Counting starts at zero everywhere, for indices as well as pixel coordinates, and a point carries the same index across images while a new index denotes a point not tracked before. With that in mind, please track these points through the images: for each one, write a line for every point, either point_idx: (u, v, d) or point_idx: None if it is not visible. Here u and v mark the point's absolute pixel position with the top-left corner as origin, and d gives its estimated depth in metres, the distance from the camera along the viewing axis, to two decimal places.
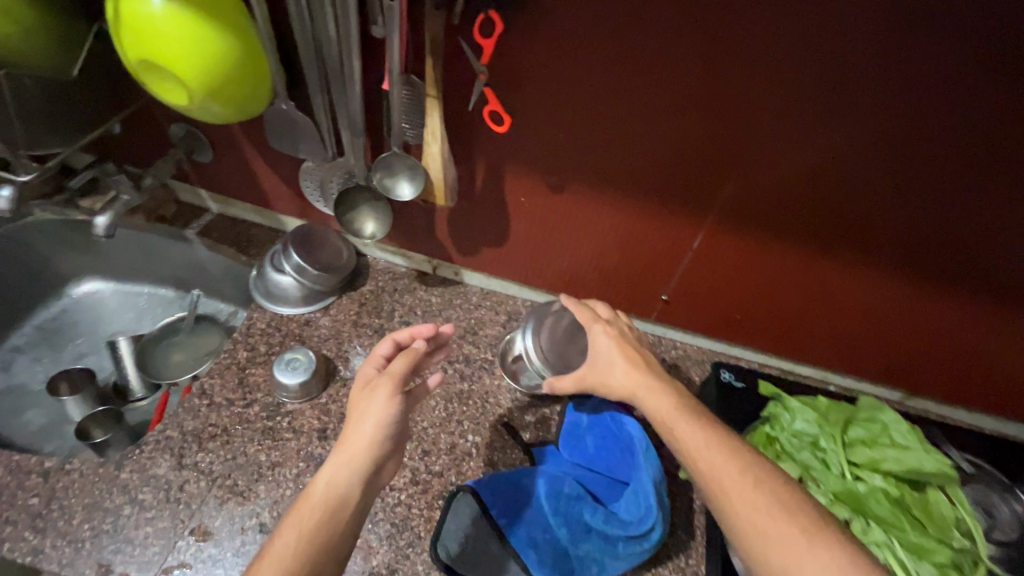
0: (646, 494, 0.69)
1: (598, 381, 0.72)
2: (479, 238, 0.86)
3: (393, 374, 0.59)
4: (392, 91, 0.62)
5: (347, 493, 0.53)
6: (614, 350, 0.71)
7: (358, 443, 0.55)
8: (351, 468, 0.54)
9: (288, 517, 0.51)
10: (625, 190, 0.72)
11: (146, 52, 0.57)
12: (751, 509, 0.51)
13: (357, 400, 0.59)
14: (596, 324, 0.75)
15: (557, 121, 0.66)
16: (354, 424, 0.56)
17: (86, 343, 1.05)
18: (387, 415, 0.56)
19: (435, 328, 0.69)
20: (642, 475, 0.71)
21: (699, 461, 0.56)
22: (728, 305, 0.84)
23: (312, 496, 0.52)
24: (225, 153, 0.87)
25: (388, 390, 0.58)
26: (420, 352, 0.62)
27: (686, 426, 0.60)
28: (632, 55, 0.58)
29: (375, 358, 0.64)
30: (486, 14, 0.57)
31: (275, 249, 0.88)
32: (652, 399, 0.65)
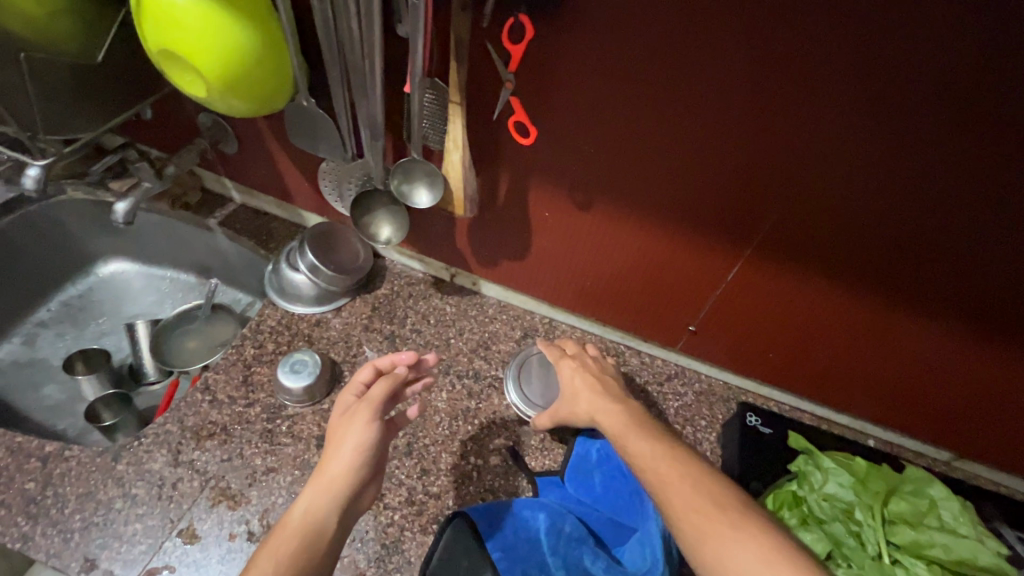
0: (653, 545, 0.64)
1: (568, 412, 0.71)
2: (500, 250, 0.82)
3: (371, 400, 0.59)
4: (413, 94, 0.58)
5: (326, 520, 0.51)
6: (575, 381, 0.72)
7: (337, 470, 0.54)
8: (332, 493, 0.52)
9: (267, 541, 0.49)
10: (655, 213, 0.67)
11: (168, 42, 0.55)
12: (686, 508, 0.50)
13: (337, 426, 0.58)
14: (562, 359, 0.76)
15: (587, 136, 0.61)
16: (334, 449, 0.55)
17: (107, 322, 1.06)
18: (364, 440, 0.56)
19: (417, 357, 0.68)
20: (651, 524, 0.66)
21: (644, 469, 0.56)
22: (762, 343, 0.78)
23: (288, 525, 0.50)
24: (249, 145, 0.85)
25: (366, 416, 0.57)
26: (399, 376, 0.62)
27: (636, 437, 0.60)
28: (670, 73, 0.53)
29: (354, 385, 0.63)
30: (517, 18, 0.53)
31: (293, 246, 0.86)
32: (606, 417, 0.65)
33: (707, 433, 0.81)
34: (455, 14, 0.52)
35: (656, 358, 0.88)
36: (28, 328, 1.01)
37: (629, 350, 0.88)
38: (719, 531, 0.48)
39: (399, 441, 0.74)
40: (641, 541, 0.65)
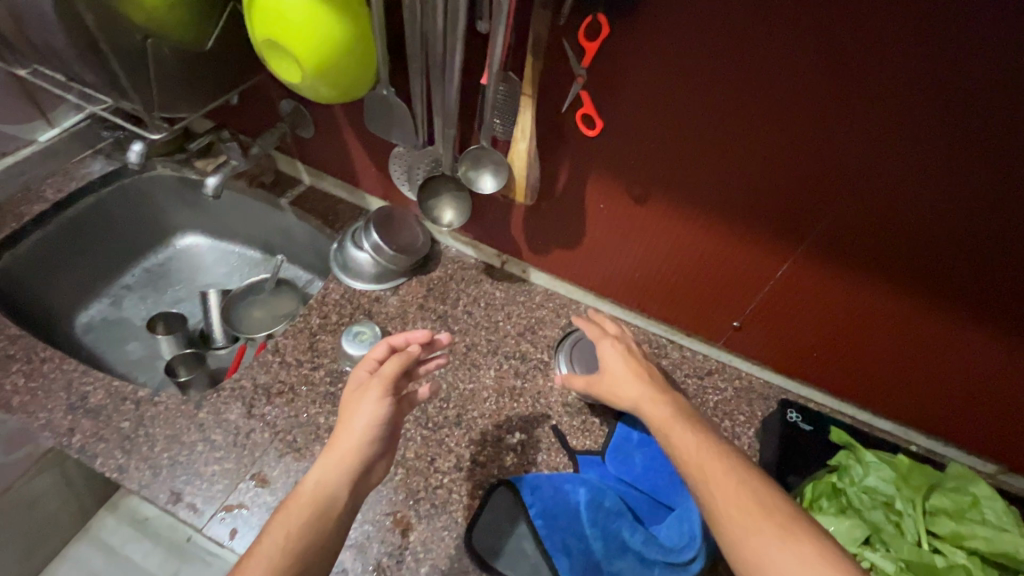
0: (691, 523, 0.67)
1: (605, 391, 0.72)
2: (553, 238, 0.86)
3: (384, 376, 0.62)
4: (489, 86, 0.62)
5: (334, 494, 0.55)
6: (620, 364, 0.73)
7: (347, 445, 0.57)
8: (339, 469, 0.56)
9: (282, 508, 0.55)
10: (708, 208, 0.69)
11: (271, 31, 0.62)
12: (730, 502, 0.53)
13: (349, 401, 0.61)
14: (604, 338, 0.77)
15: (648, 130, 0.64)
16: (345, 425, 0.59)
17: (183, 289, 1.15)
18: (374, 415, 0.59)
19: (431, 335, 0.69)
20: (689, 504, 0.69)
21: (689, 462, 0.58)
22: (808, 343, 0.79)
23: (301, 496, 0.55)
24: (325, 130, 0.92)
25: (377, 392, 0.60)
26: (412, 356, 0.64)
27: (682, 432, 0.62)
28: (735, 72, 0.56)
29: (369, 360, 0.66)
30: (594, 17, 0.57)
31: (357, 226, 0.93)
32: (653, 406, 0.67)
33: (745, 427, 0.83)
34: (535, 12, 0.56)
35: (697, 353, 0.90)
36: (114, 290, 1.10)
37: (671, 343, 0.91)
38: (762, 529, 0.50)
39: (449, 413, 0.79)
40: (680, 517, 0.68)
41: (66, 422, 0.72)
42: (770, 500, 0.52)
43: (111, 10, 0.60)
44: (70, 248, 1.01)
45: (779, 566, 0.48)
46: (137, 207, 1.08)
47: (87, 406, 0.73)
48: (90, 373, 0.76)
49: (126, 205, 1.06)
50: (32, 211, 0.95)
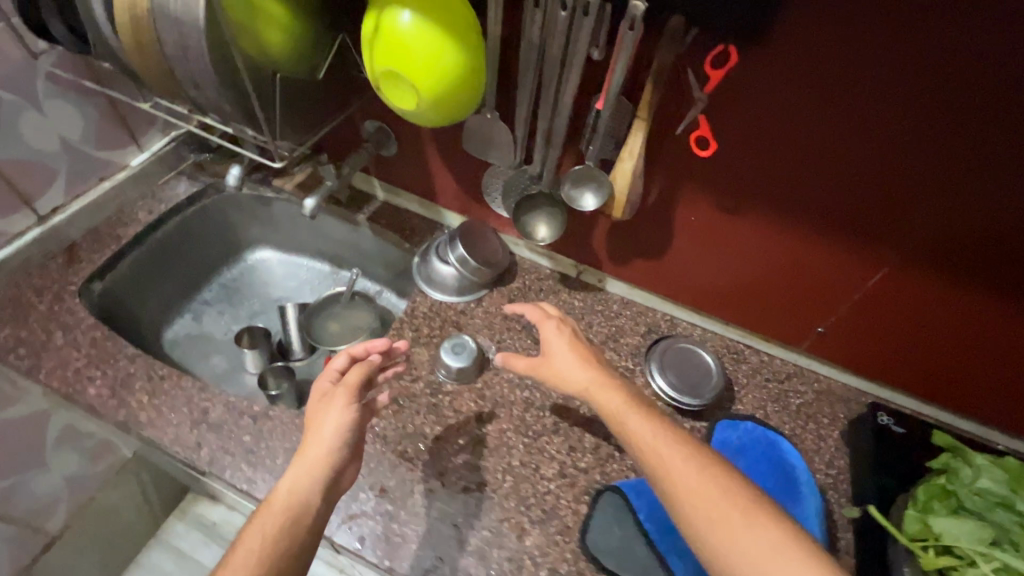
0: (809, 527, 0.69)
1: (548, 376, 0.71)
2: (636, 249, 0.88)
3: (348, 385, 0.67)
4: (604, 110, 0.64)
5: (306, 500, 0.59)
6: (566, 349, 0.72)
7: (317, 452, 0.62)
8: (310, 476, 0.60)
9: (257, 515, 0.57)
10: (803, 219, 0.72)
11: (392, 63, 0.65)
12: (689, 488, 0.55)
13: (316, 411, 0.66)
14: (546, 321, 0.77)
15: (749, 145, 0.67)
16: (314, 434, 0.63)
17: (258, 303, 1.18)
18: (342, 421, 0.64)
19: (389, 344, 0.76)
20: (805, 509, 0.71)
21: (646, 452, 0.59)
22: (892, 348, 0.81)
23: (276, 502, 0.58)
24: (409, 149, 0.94)
25: (344, 400, 0.66)
26: (374, 363, 0.70)
27: (635, 417, 0.63)
28: (842, 90, 0.59)
29: (330, 371, 0.71)
30: (725, 47, 0.59)
31: (441, 241, 0.97)
32: (602, 393, 0.66)
33: (830, 430, 0.85)
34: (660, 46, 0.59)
35: (775, 357, 0.92)
36: (195, 306, 1.13)
37: (748, 348, 0.93)
38: (727, 515, 0.53)
39: (546, 420, 0.82)
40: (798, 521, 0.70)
41: (192, 437, 0.76)
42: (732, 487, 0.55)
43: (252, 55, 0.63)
44: (159, 268, 1.04)
45: (743, 546, 0.51)
46: (217, 225, 1.12)
47: (209, 421, 0.77)
48: (207, 389, 0.80)
49: (206, 223, 1.10)
50: (128, 232, 0.99)
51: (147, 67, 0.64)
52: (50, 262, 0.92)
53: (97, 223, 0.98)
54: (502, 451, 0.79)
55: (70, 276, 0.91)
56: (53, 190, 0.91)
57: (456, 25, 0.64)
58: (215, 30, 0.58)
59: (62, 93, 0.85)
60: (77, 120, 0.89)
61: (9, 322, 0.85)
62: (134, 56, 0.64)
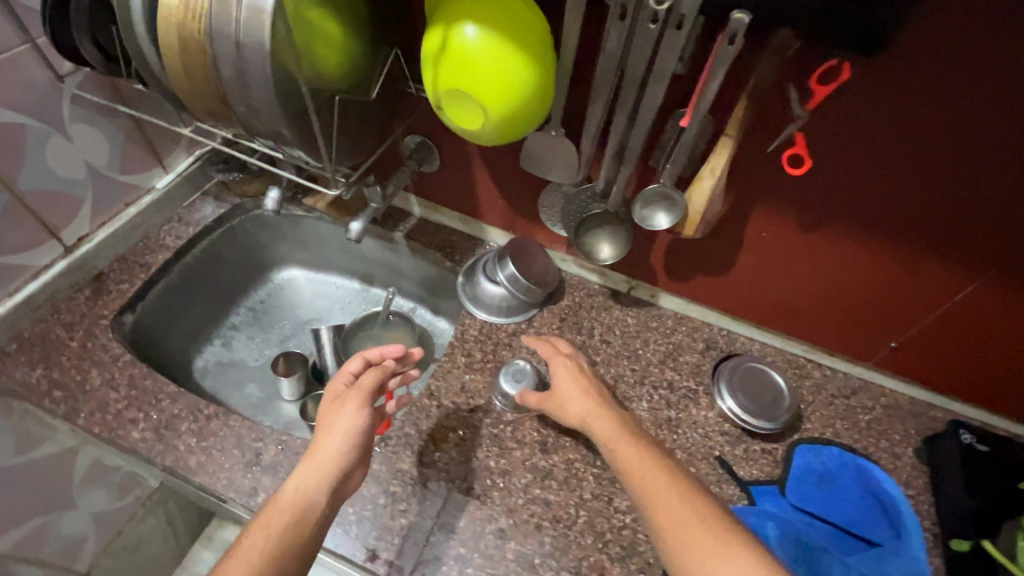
0: (918, 560, 0.68)
1: (552, 408, 0.72)
2: (696, 264, 0.85)
3: (363, 388, 0.68)
4: (688, 128, 0.60)
5: (311, 500, 0.59)
6: (569, 382, 0.72)
7: (326, 453, 0.62)
8: (317, 476, 0.61)
9: (259, 519, 0.58)
10: (889, 233, 0.68)
11: (459, 80, 0.60)
12: (672, 514, 0.54)
13: (328, 412, 0.66)
14: (558, 359, 0.75)
15: (839, 160, 0.63)
16: (325, 436, 0.64)
17: (290, 325, 1.11)
18: (353, 426, 0.64)
19: (404, 349, 0.76)
20: (910, 541, 0.70)
21: (631, 477, 0.58)
22: (971, 362, 0.78)
23: (281, 501, 0.59)
24: (454, 165, 0.90)
25: (357, 403, 0.66)
26: (387, 369, 0.71)
27: (626, 445, 0.62)
28: (961, 103, 0.54)
29: (344, 374, 0.71)
30: (836, 62, 0.55)
31: (489, 259, 0.93)
32: (598, 422, 0.66)
33: (903, 447, 0.81)
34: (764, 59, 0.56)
35: (839, 371, 0.88)
36: (223, 331, 1.07)
37: (811, 363, 0.89)
38: (703, 544, 0.51)
39: None
40: (901, 553, 0.69)
41: (247, 481, 0.72)
42: (707, 513, 0.53)
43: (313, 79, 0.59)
44: (188, 293, 0.99)
45: None
46: (245, 247, 1.06)
47: (263, 463, 0.73)
48: (258, 429, 0.76)
49: (234, 246, 1.04)
50: (157, 259, 0.94)
51: (196, 93, 0.60)
52: (78, 295, 0.87)
53: (124, 250, 0.93)
54: (571, 483, 0.75)
55: (99, 309, 0.86)
56: (78, 219, 0.85)
57: (525, 38, 0.59)
58: (280, 49, 0.53)
59: (89, 117, 0.80)
60: (103, 145, 0.84)
61: (41, 361, 0.80)
62: (182, 82, 0.59)
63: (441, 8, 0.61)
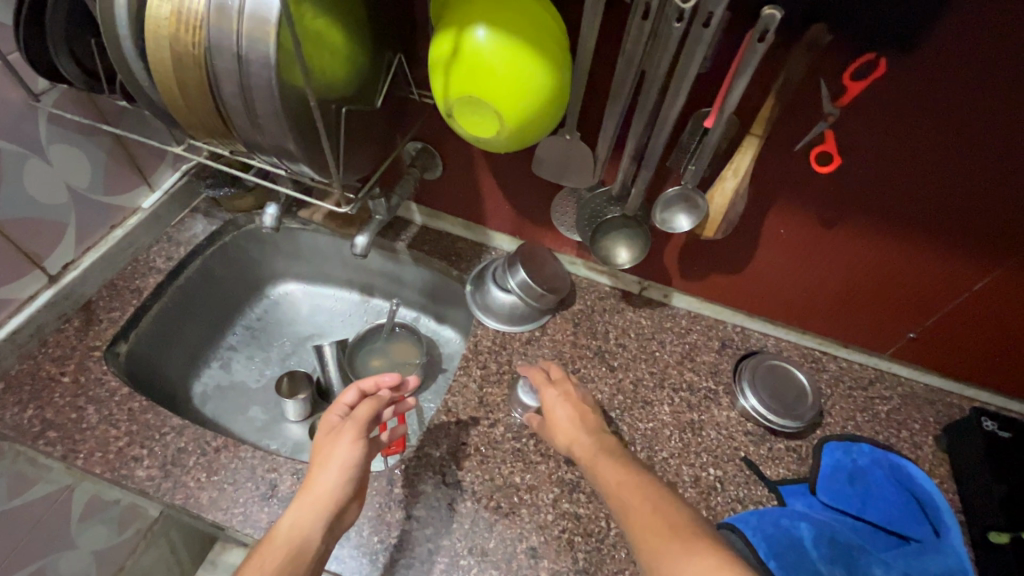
0: (958, 556, 0.68)
1: (546, 436, 0.72)
2: (711, 263, 0.84)
3: (358, 419, 0.66)
4: (713, 130, 0.59)
5: (308, 535, 0.57)
6: (557, 408, 0.71)
7: (321, 488, 0.60)
8: (313, 512, 0.58)
9: (250, 564, 0.54)
10: (910, 227, 0.67)
11: (471, 88, 0.57)
12: (643, 527, 0.53)
13: (322, 445, 0.65)
14: (547, 386, 0.74)
15: (863, 155, 0.62)
16: (320, 469, 0.62)
17: (289, 342, 1.06)
18: (349, 459, 0.62)
19: (400, 378, 0.75)
20: (949, 537, 0.70)
21: (610, 493, 0.58)
22: (986, 349, 0.78)
23: (276, 539, 0.57)
24: (458, 170, 0.86)
25: (351, 435, 0.64)
26: (383, 399, 0.69)
27: (606, 465, 0.62)
28: (992, 96, 0.53)
29: (340, 406, 0.70)
30: (873, 57, 0.54)
31: (499, 266, 0.89)
32: (579, 447, 0.67)
33: (925, 436, 0.81)
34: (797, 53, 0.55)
35: (855, 363, 0.87)
36: (221, 353, 1.02)
37: (826, 356, 0.88)
38: (670, 551, 0.50)
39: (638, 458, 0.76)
40: (941, 550, 0.69)
41: (264, 515, 0.68)
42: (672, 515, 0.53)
43: (320, 93, 0.56)
44: (181, 317, 0.94)
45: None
46: (239, 264, 1.02)
47: (281, 494, 0.70)
48: (272, 459, 0.72)
49: (227, 264, 1.00)
50: (148, 283, 0.89)
51: (192, 112, 0.56)
52: (67, 326, 0.82)
53: (112, 277, 0.88)
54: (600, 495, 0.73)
55: (90, 340, 0.82)
56: (62, 246, 0.81)
57: (538, 40, 0.56)
58: (287, 63, 0.50)
59: (69, 138, 0.75)
60: (84, 167, 0.79)
61: (33, 401, 0.75)
62: (177, 100, 0.55)
63: (450, 13, 0.58)
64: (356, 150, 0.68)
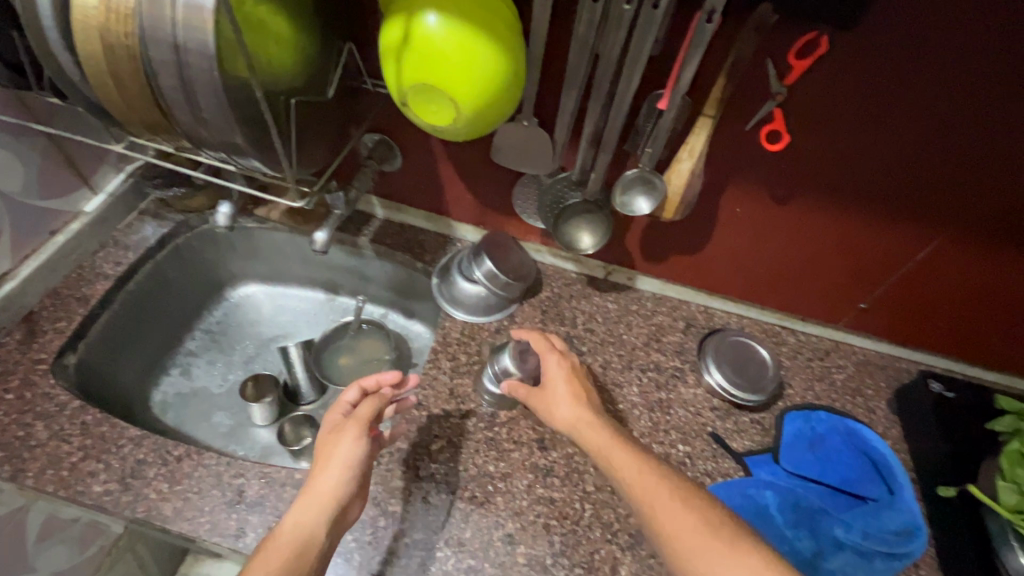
0: (911, 512, 0.72)
1: (539, 405, 0.71)
2: (672, 245, 0.85)
3: (359, 417, 0.65)
4: (667, 111, 0.59)
5: (313, 532, 0.55)
6: (562, 385, 0.71)
7: (326, 486, 0.59)
8: (317, 510, 0.57)
9: (255, 563, 0.52)
10: (854, 201, 0.70)
11: (424, 73, 0.56)
12: (677, 527, 0.56)
13: (326, 442, 0.63)
14: (552, 356, 0.74)
15: (809, 133, 0.64)
16: (321, 467, 0.61)
17: (253, 345, 1.03)
18: (352, 456, 0.62)
19: (400, 375, 0.74)
20: (902, 494, 0.74)
21: (633, 489, 0.60)
22: (929, 315, 0.83)
23: (280, 536, 0.55)
24: (418, 161, 0.85)
25: (354, 433, 0.63)
26: (386, 398, 0.69)
27: (622, 456, 0.62)
28: (923, 72, 0.56)
29: (341, 404, 0.69)
30: (815, 36, 0.56)
31: (463, 256, 0.88)
32: (590, 430, 0.66)
33: (877, 401, 0.85)
34: (743, 33, 0.56)
35: (812, 336, 0.91)
36: (181, 360, 0.98)
37: (786, 330, 0.91)
38: (709, 552, 0.54)
39: None
40: (896, 508, 0.72)
41: (232, 522, 0.67)
42: (711, 517, 0.56)
43: (265, 83, 0.54)
44: (133, 324, 0.90)
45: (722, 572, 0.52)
46: (195, 268, 0.98)
47: (248, 499, 0.68)
48: (238, 464, 0.70)
49: (182, 266, 0.96)
50: (96, 290, 0.85)
51: (130, 106, 0.53)
52: (7, 339, 0.78)
53: (56, 285, 0.84)
54: (573, 478, 0.74)
55: (35, 352, 0.78)
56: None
57: (490, 23, 0.56)
58: (229, 53, 0.48)
59: None
60: (16, 168, 0.76)
61: None
62: (111, 94, 0.52)
63: None
64: (311, 144, 0.67)
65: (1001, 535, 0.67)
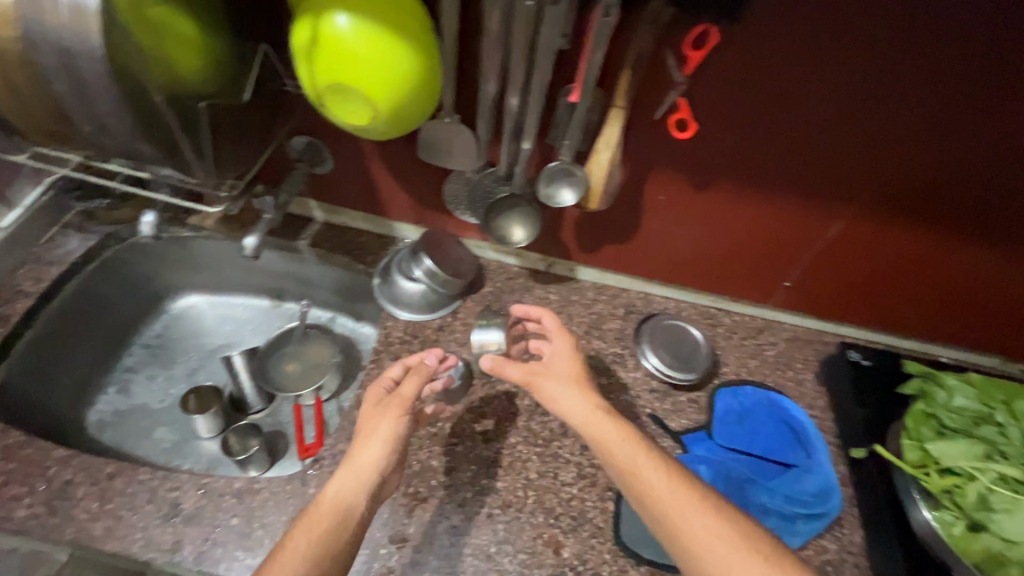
0: (827, 473, 0.78)
1: (536, 377, 0.70)
2: (606, 236, 0.88)
3: (404, 395, 0.66)
4: (580, 103, 0.61)
5: (353, 502, 0.58)
6: (574, 373, 0.70)
7: (370, 457, 0.61)
8: (361, 482, 0.60)
9: (300, 524, 0.56)
10: (764, 186, 0.74)
11: (334, 73, 0.56)
12: (700, 524, 0.57)
13: (371, 414, 0.65)
14: (564, 343, 0.74)
15: (715, 122, 0.67)
16: (365, 440, 0.63)
17: (195, 357, 1.01)
18: (395, 431, 0.63)
19: (440, 353, 0.76)
20: (820, 457, 0.79)
21: (652, 488, 0.60)
22: (845, 290, 0.88)
23: (323, 502, 0.58)
24: (350, 163, 0.85)
25: (398, 410, 0.65)
26: (427, 373, 0.69)
27: (644, 452, 0.62)
28: (808, 62, 0.60)
29: (386, 379, 0.70)
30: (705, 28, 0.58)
31: (401, 256, 0.89)
32: (605, 422, 0.65)
33: (805, 373, 0.89)
34: (644, 28, 0.59)
35: (743, 316, 0.95)
36: (117, 377, 0.96)
37: (721, 312, 0.95)
38: (724, 551, 0.55)
39: (555, 425, 0.80)
40: (816, 470, 0.78)
41: (168, 536, 0.65)
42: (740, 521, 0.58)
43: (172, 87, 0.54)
44: (61, 343, 0.87)
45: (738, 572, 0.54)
46: (130, 280, 0.95)
47: (183, 512, 0.67)
48: (173, 477, 0.69)
49: (114, 279, 0.92)
50: (16, 308, 0.82)
51: (28, 112, 0.52)
52: None
53: None
54: (517, 467, 0.76)
55: None
56: None
57: (398, 20, 0.56)
58: (127, 57, 0.48)
59: None
60: None
61: None
62: (6, 101, 0.51)
63: None
64: (231, 148, 0.66)
65: (905, 489, 0.72)
